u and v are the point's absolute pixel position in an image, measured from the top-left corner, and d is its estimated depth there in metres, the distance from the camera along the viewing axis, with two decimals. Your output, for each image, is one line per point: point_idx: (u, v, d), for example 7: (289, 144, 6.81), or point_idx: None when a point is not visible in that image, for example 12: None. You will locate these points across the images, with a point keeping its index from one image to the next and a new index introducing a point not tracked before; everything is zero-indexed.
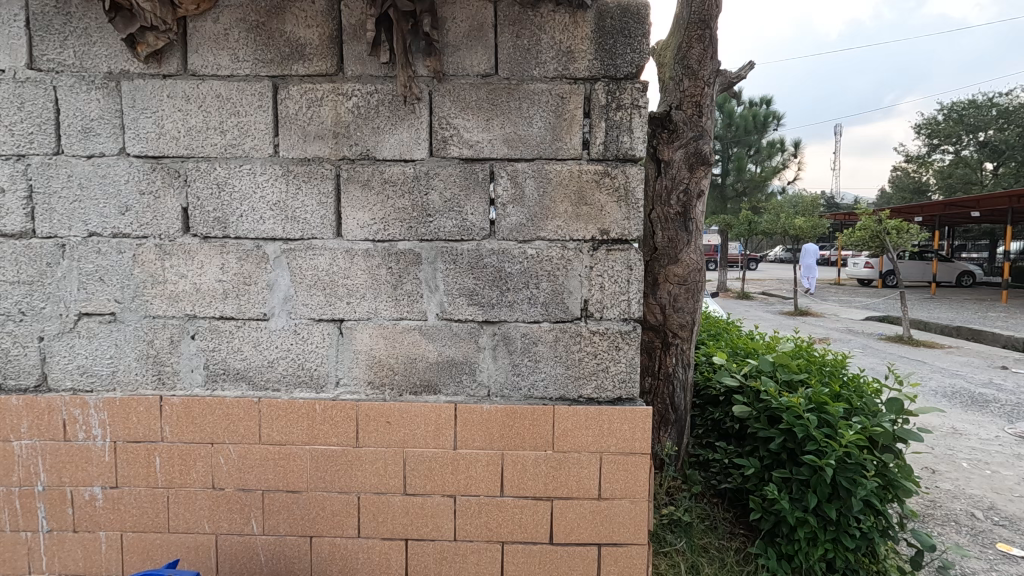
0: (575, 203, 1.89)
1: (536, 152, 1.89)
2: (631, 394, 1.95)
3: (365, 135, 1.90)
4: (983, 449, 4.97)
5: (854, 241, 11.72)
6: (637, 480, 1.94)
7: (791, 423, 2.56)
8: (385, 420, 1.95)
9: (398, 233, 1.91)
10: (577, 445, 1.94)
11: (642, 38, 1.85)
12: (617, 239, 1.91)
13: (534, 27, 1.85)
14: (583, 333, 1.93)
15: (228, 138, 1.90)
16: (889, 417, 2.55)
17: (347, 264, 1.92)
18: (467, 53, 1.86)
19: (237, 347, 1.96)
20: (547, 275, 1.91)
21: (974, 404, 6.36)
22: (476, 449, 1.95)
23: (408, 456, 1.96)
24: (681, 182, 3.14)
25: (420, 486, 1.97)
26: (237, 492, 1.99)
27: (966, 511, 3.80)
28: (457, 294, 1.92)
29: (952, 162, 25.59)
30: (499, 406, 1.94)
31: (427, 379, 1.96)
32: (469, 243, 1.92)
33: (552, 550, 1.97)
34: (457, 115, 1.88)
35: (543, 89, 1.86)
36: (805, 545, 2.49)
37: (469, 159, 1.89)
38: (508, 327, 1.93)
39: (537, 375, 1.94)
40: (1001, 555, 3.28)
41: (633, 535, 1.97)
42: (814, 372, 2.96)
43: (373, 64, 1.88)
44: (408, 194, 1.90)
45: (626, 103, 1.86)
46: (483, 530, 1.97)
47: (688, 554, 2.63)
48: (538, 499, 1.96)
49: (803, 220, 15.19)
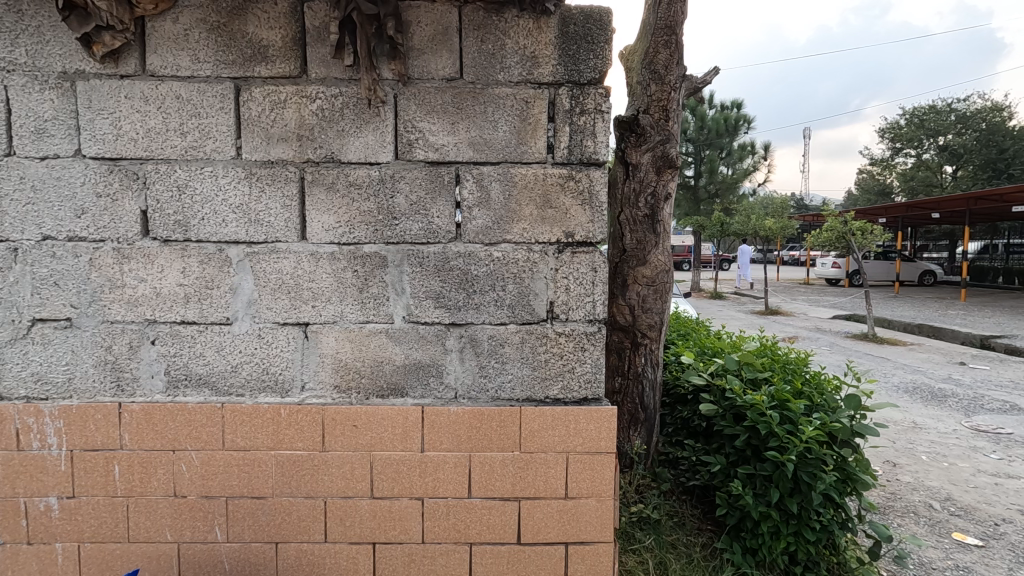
0: (540, 206, 1.92)
1: (501, 156, 1.90)
2: (597, 394, 1.98)
3: (330, 137, 1.89)
4: (941, 442, 5.16)
5: (821, 242, 12.05)
6: (603, 479, 1.97)
7: (755, 420, 2.62)
8: (351, 423, 1.95)
9: (363, 235, 1.91)
10: (544, 445, 1.96)
11: (605, 43, 1.89)
12: (581, 241, 1.94)
13: (498, 32, 1.87)
14: (549, 334, 1.95)
15: (190, 140, 1.87)
16: (847, 412, 2.63)
17: (312, 267, 1.91)
18: (431, 57, 1.87)
19: (200, 353, 1.93)
20: (513, 278, 1.93)
21: (933, 399, 6.60)
22: (444, 451, 1.96)
23: (376, 459, 1.95)
24: (649, 185, 3.20)
25: (387, 490, 1.96)
26: (200, 499, 1.96)
27: (924, 502, 3.95)
28: (423, 296, 1.93)
29: (914, 165, 26.45)
30: (466, 408, 1.94)
31: (394, 382, 1.96)
32: (435, 246, 1.92)
33: (520, 550, 1.98)
34: (423, 119, 1.88)
35: (508, 94, 1.88)
36: (768, 539, 2.57)
37: (435, 162, 1.90)
38: (475, 329, 1.94)
39: (504, 377, 1.96)
40: (957, 544, 3.42)
41: (599, 534, 2.00)
42: (777, 371, 3.03)
43: (337, 66, 1.87)
44: (374, 197, 1.90)
45: (590, 108, 1.90)
46: (452, 531, 1.98)
47: (657, 551, 2.67)
48: (505, 500, 1.97)
49: (772, 220, 15.75)
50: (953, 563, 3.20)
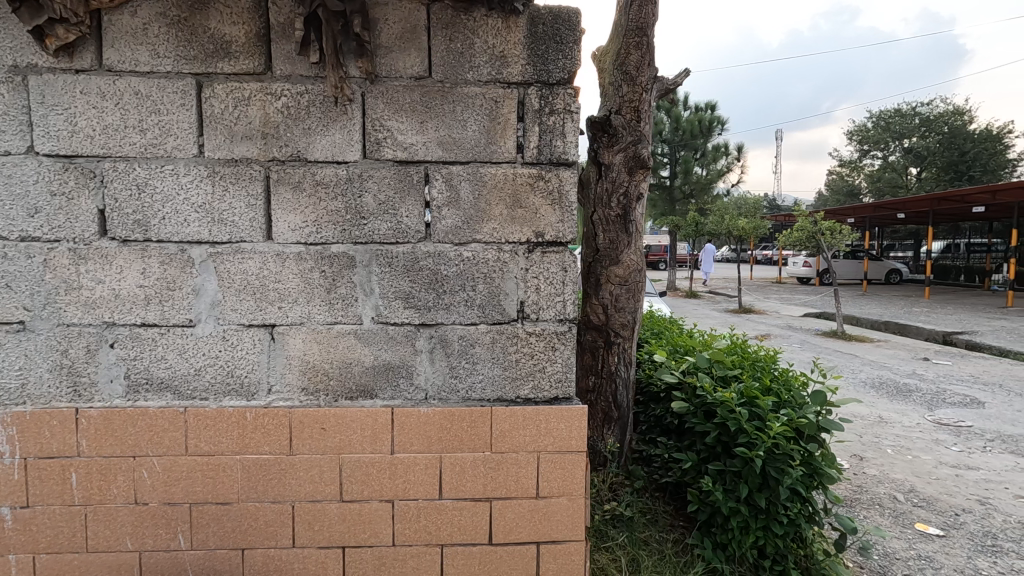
0: (510, 206, 1.91)
1: (470, 155, 1.90)
2: (567, 393, 1.99)
3: (296, 136, 1.86)
4: (905, 435, 5.32)
5: (792, 242, 12.32)
6: (574, 478, 1.98)
7: (724, 417, 2.66)
8: (320, 426, 1.92)
9: (331, 235, 1.88)
10: (515, 445, 1.96)
11: (573, 44, 1.90)
12: (551, 241, 1.94)
13: (466, 30, 1.86)
14: (519, 334, 1.95)
15: (150, 137, 1.82)
16: (813, 408, 2.68)
17: (278, 268, 1.88)
18: (400, 55, 1.85)
19: (161, 355, 1.89)
20: (483, 278, 1.93)
21: (899, 394, 6.80)
22: (414, 452, 1.94)
23: (345, 462, 1.93)
24: (621, 185, 3.23)
25: (356, 493, 1.93)
26: (163, 506, 1.91)
27: (889, 494, 4.06)
28: (392, 296, 1.91)
29: (881, 166, 27.22)
30: (437, 409, 1.93)
31: (363, 383, 1.94)
32: (404, 246, 1.90)
33: (492, 550, 1.98)
34: (391, 118, 1.86)
35: (477, 93, 1.87)
36: (738, 534, 2.61)
37: (404, 161, 1.88)
38: (445, 330, 1.93)
39: (475, 377, 1.95)
40: (919, 534, 3.52)
41: (570, 533, 2.00)
42: (746, 368, 3.09)
43: (303, 63, 1.84)
44: (341, 196, 1.87)
45: (559, 107, 1.90)
46: (423, 533, 1.96)
47: (629, 547, 2.69)
48: (477, 500, 1.96)
49: (746, 220, 15.85)
50: (915, 553, 3.29)
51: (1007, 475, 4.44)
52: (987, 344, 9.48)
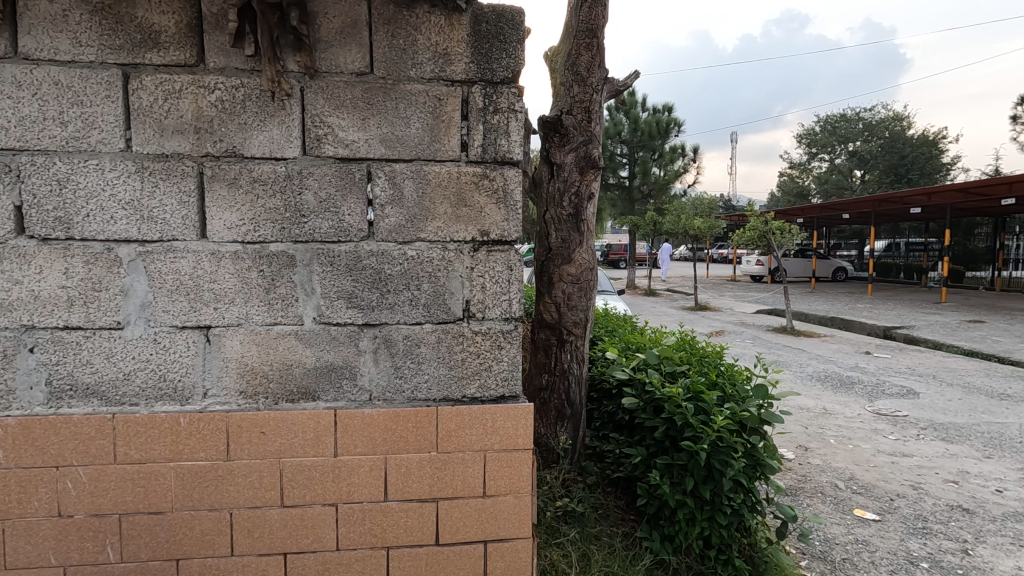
0: (454, 205, 1.90)
1: (413, 153, 1.88)
2: (514, 392, 2.00)
3: (231, 131, 1.80)
4: (847, 426, 5.56)
5: (744, 241, 12.73)
6: (520, 475, 1.99)
7: (671, 412, 2.73)
8: (259, 430, 1.86)
9: (269, 233, 1.83)
10: (461, 445, 1.95)
11: (517, 44, 1.90)
12: (496, 240, 1.94)
13: (408, 27, 1.84)
14: (465, 334, 1.94)
15: (71, 129, 1.73)
16: (756, 402, 2.77)
17: (213, 267, 1.81)
18: (340, 50, 1.82)
19: (87, 360, 1.79)
20: (428, 277, 1.91)
21: (842, 387, 7.11)
22: (358, 454, 1.91)
23: (285, 466, 1.88)
24: (572, 184, 3.27)
25: (298, 497, 1.89)
26: (90, 518, 1.82)
27: (830, 482, 4.24)
28: (334, 296, 1.87)
29: (829, 169, 28.42)
30: (382, 410, 1.91)
31: (305, 385, 1.90)
32: (346, 245, 1.87)
33: (438, 551, 1.96)
34: (331, 113, 1.83)
35: (420, 90, 1.86)
36: (685, 525, 2.69)
37: (345, 158, 1.85)
38: (389, 329, 1.91)
39: (420, 377, 1.94)
40: (857, 520, 3.70)
41: (518, 530, 2.01)
42: (694, 364, 3.16)
43: (238, 56, 1.79)
44: (280, 194, 1.82)
45: (503, 106, 1.91)
46: (368, 536, 1.93)
47: (580, 543, 2.72)
48: (423, 501, 1.95)
49: (701, 220, 16.25)
50: (853, 538, 3.46)
51: (938, 461, 4.71)
52: (923, 338, 10.03)
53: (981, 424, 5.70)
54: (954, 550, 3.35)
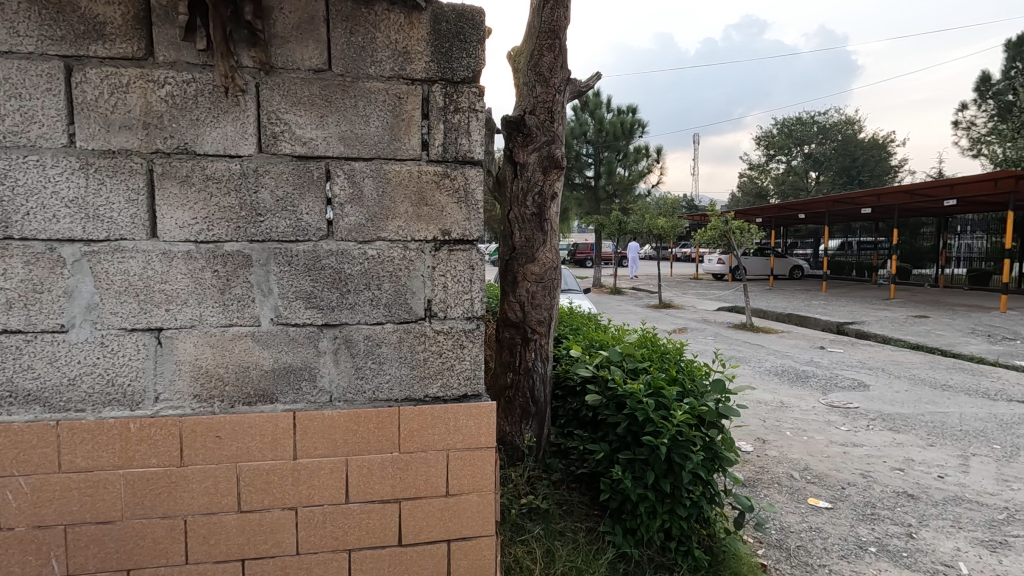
0: (415, 204, 1.90)
1: (373, 152, 1.86)
2: (476, 390, 2.00)
3: (182, 127, 1.75)
4: (802, 418, 5.78)
5: (706, 241, 13.05)
6: (483, 473, 2.00)
7: (633, 408, 2.78)
8: (215, 434, 1.82)
9: (223, 233, 1.79)
10: (424, 444, 1.95)
11: (477, 43, 1.91)
12: (458, 239, 1.94)
13: (367, 24, 1.83)
14: (427, 333, 1.94)
15: (10, 124, 1.65)
16: (713, 396, 2.85)
17: (165, 267, 1.76)
18: (297, 46, 1.79)
19: (28, 365, 1.72)
20: (389, 276, 1.90)
21: (798, 380, 7.38)
22: (318, 457, 1.88)
23: (242, 471, 1.84)
24: (535, 184, 3.29)
25: (256, 502, 1.85)
26: (33, 530, 1.75)
27: (786, 473, 4.40)
28: (293, 296, 1.84)
29: (786, 170, 29.38)
30: (342, 411, 1.89)
31: (262, 387, 1.86)
32: (305, 244, 1.84)
33: (401, 552, 1.95)
34: (288, 110, 1.79)
35: (379, 88, 1.84)
36: (646, 519, 2.75)
37: (303, 156, 1.82)
38: (350, 330, 1.89)
39: (382, 377, 1.92)
40: (811, 508, 3.85)
41: (482, 528, 2.01)
42: (655, 360, 3.23)
43: (189, 50, 1.74)
44: (235, 192, 1.78)
45: (464, 106, 1.91)
46: (329, 539, 1.91)
47: (544, 539, 2.74)
48: (385, 502, 1.93)
49: (665, 219, 16.56)
50: (806, 525, 3.60)
51: (885, 450, 4.93)
52: (873, 333, 10.49)
53: (925, 413, 6.00)
54: (900, 534, 3.52)
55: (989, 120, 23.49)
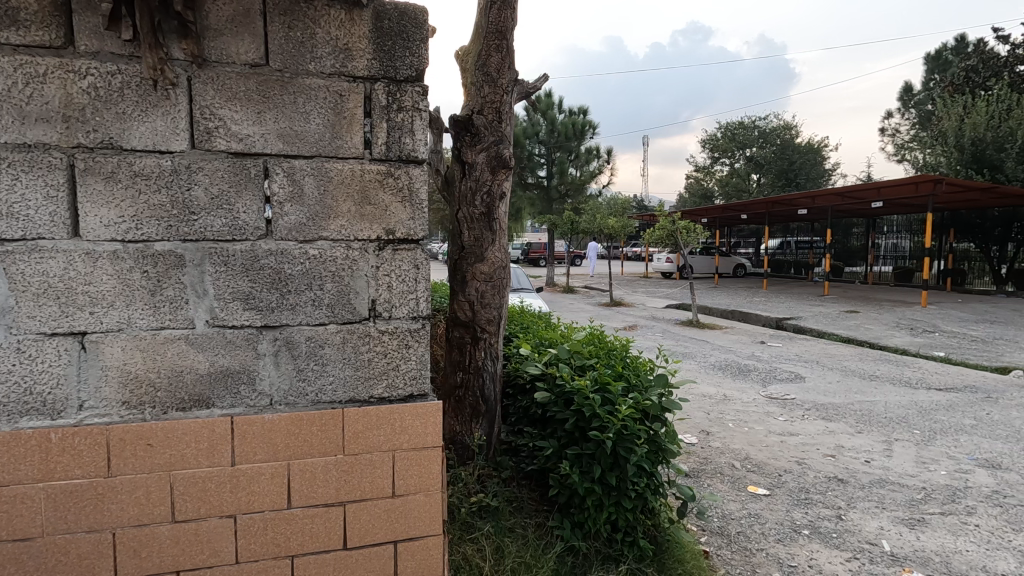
0: (358, 203, 1.87)
1: (314, 150, 1.82)
2: (423, 390, 2.00)
3: (106, 120, 1.66)
4: (743, 410, 6.05)
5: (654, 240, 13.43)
6: (430, 473, 2.00)
7: (580, 404, 2.84)
8: (146, 442, 1.75)
9: (153, 232, 1.71)
10: (369, 446, 1.93)
11: (420, 42, 1.90)
12: (402, 239, 1.93)
13: (307, 19, 1.79)
14: (371, 333, 1.92)
15: None
16: (657, 390, 2.94)
17: (88, 268, 1.67)
18: (231, 39, 1.74)
19: None
20: (331, 276, 1.87)
21: (739, 374, 7.71)
22: (258, 462, 1.83)
23: (176, 479, 1.77)
24: (484, 184, 3.31)
25: (191, 511, 1.78)
26: None
27: (728, 463, 4.60)
28: (230, 298, 1.78)
29: (729, 173, 30.59)
30: (283, 415, 1.84)
31: (197, 392, 1.79)
32: (242, 244, 1.78)
33: (346, 555, 1.92)
34: (223, 105, 1.74)
35: (320, 85, 1.81)
36: (593, 512, 2.81)
37: (239, 153, 1.76)
38: (291, 331, 1.85)
39: (325, 379, 1.89)
40: (750, 496, 4.04)
41: (428, 527, 2.01)
42: (602, 357, 3.30)
43: (114, 40, 1.66)
44: (165, 189, 1.71)
45: (407, 105, 1.90)
46: (270, 546, 1.86)
47: (494, 537, 2.76)
48: (329, 506, 1.90)
49: (615, 219, 16.93)
50: (746, 512, 3.77)
51: (819, 438, 5.22)
52: (809, 327, 11.07)
53: (854, 403, 6.39)
54: (830, 517, 3.75)
55: (911, 128, 25.20)
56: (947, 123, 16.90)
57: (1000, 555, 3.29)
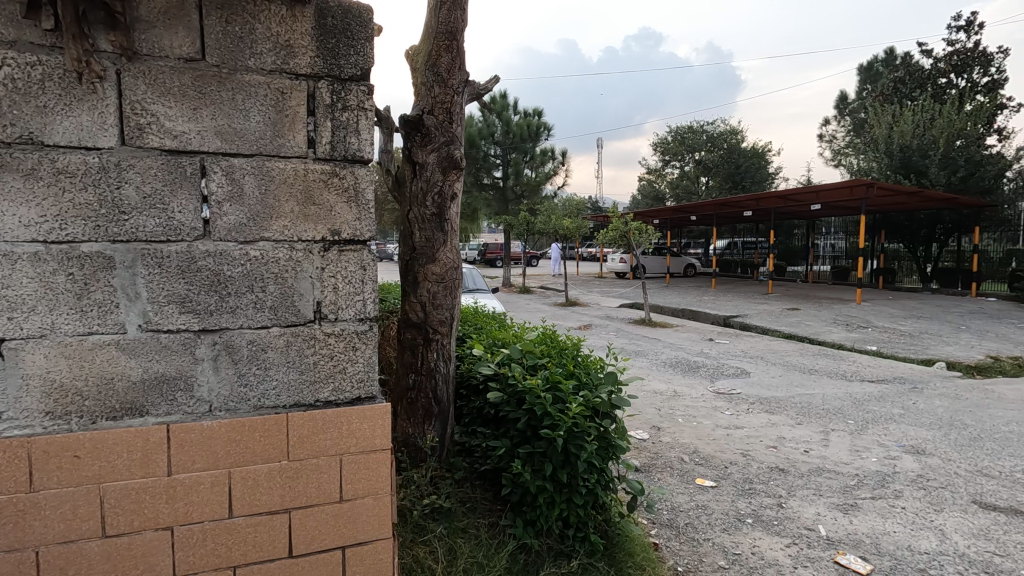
0: (301, 203, 1.83)
1: (254, 148, 1.77)
2: (371, 393, 1.98)
3: (26, 115, 1.57)
4: (692, 405, 6.25)
5: (608, 241, 13.68)
6: (378, 476, 1.98)
7: (532, 403, 2.86)
8: (72, 454, 1.66)
9: (79, 232, 1.63)
10: (315, 450, 1.89)
11: (365, 41, 1.88)
12: (348, 239, 1.90)
13: (245, 14, 1.74)
14: (317, 336, 1.88)
15: None
16: (607, 388, 3.00)
17: (6, 270, 1.58)
18: (164, 32, 1.68)
19: None
20: (274, 277, 1.82)
21: (689, 370, 7.96)
22: (197, 471, 1.76)
23: (107, 492, 1.69)
24: (435, 184, 3.29)
25: (124, 525, 1.70)
26: None
27: (677, 457, 4.74)
28: (164, 301, 1.71)
29: (680, 175, 31.51)
30: (223, 421, 1.78)
31: (129, 400, 1.72)
32: (177, 244, 1.72)
33: (292, 564, 1.88)
34: (155, 100, 1.67)
35: (259, 82, 1.76)
36: (545, 509, 2.85)
37: (174, 150, 1.70)
38: (231, 335, 1.79)
39: (268, 383, 1.84)
40: (698, 488, 4.18)
41: (378, 531, 1.99)
42: (553, 356, 3.34)
43: (33, 29, 1.57)
44: (92, 187, 1.63)
45: (352, 104, 1.87)
46: (210, 558, 1.79)
47: (447, 538, 2.76)
48: (273, 513, 1.85)
49: (570, 220, 17.14)
50: (693, 504, 3.90)
51: (762, 430, 5.46)
52: (754, 325, 11.53)
53: (795, 396, 6.71)
54: (772, 505, 3.92)
55: (846, 135, 26.64)
56: (878, 130, 17.95)
57: (924, 534, 3.53)
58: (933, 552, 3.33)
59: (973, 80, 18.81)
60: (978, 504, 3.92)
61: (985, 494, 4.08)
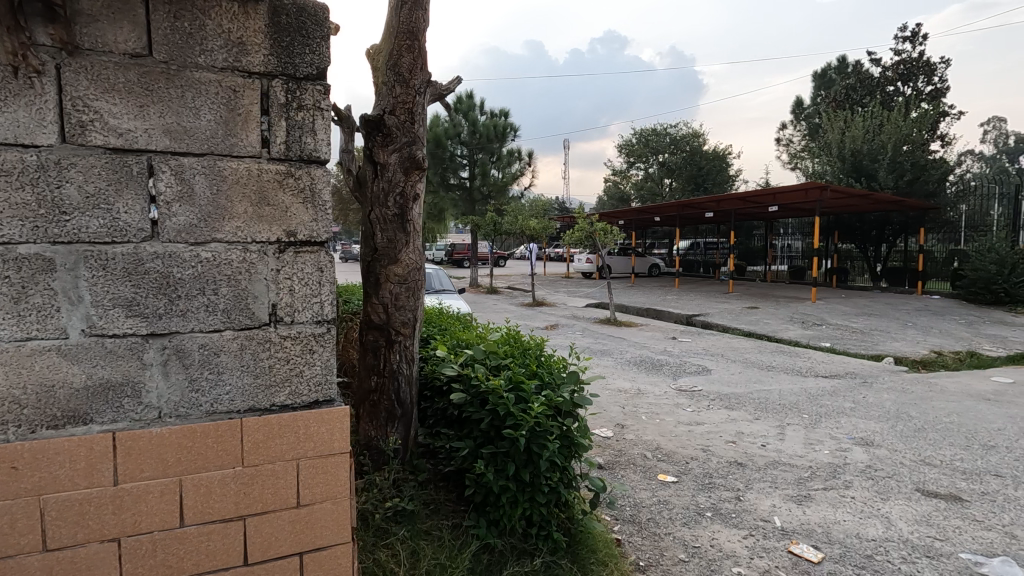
0: (255, 204, 1.80)
1: (205, 147, 1.73)
2: (328, 396, 1.96)
3: None
4: (655, 403, 6.37)
5: (573, 242, 13.81)
6: (337, 480, 1.95)
7: (495, 403, 2.87)
8: (10, 465, 1.59)
9: (16, 233, 1.56)
10: (271, 455, 1.85)
11: (321, 40, 1.86)
12: (305, 241, 1.87)
13: (194, 9, 1.70)
14: (272, 339, 1.84)
15: None
16: (569, 387, 3.04)
17: None
18: (108, 26, 1.62)
19: None
20: (227, 279, 1.77)
21: (652, 368, 8.12)
22: (146, 480, 1.71)
23: (48, 504, 1.62)
24: (397, 184, 3.27)
25: (67, 538, 1.64)
26: None
27: (640, 454, 4.82)
28: (110, 305, 1.66)
29: (644, 177, 32.05)
30: (173, 428, 1.73)
31: (71, 408, 1.65)
32: (123, 246, 1.66)
33: (247, 572, 1.84)
34: (98, 97, 1.61)
35: (210, 80, 1.72)
36: (508, 508, 2.86)
37: (119, 149, 1.64)
38: (182, 339, 1.74)
39: (221, 388, 1.80)
40: (660, 484, 4.27)
41: (336, 535, 1.97)
42: (516, 356, 3.36)
43: None
44: (30, 186, 1.57)
45: (308, 103, 1.85)
46: (160, 568, 1.74)
47: (409, 541, 2.74)
48: (227, 521, 1.81)
49: (537, 221, 17.23)
50: (655, 500, 3.98)
51: (721, 426, 5.61)
52: (715, 323, 11.83)
53: (753, 392, 6.92)
54: (730, 499, 4.04)
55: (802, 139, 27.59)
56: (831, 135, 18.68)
57: (871, 522, 3.69)
58: (880, 539, 3.49)
59: (918, 89, 19.78)
60: (920, 492, 4.13)
61: (927, 482, 4.30)
